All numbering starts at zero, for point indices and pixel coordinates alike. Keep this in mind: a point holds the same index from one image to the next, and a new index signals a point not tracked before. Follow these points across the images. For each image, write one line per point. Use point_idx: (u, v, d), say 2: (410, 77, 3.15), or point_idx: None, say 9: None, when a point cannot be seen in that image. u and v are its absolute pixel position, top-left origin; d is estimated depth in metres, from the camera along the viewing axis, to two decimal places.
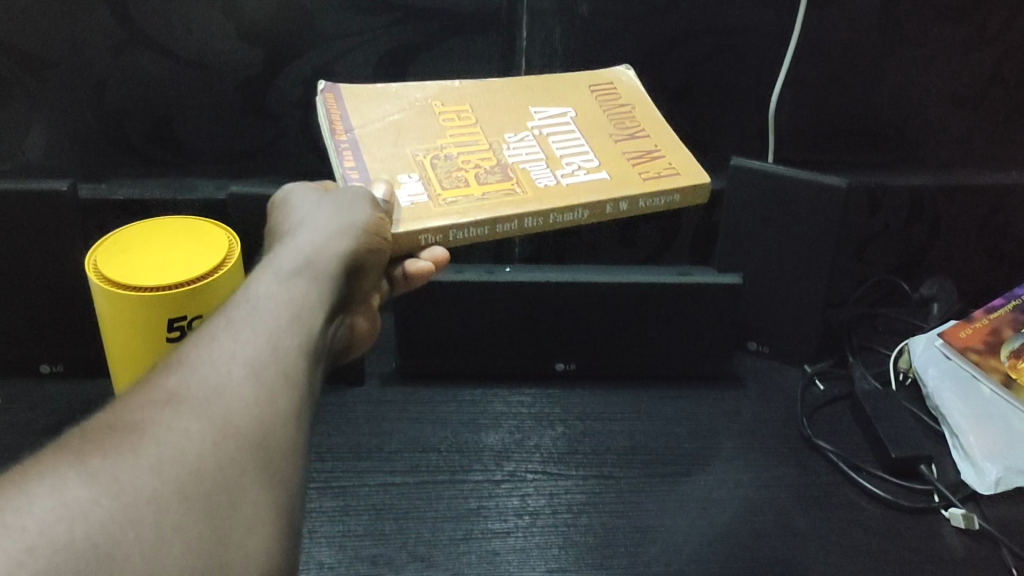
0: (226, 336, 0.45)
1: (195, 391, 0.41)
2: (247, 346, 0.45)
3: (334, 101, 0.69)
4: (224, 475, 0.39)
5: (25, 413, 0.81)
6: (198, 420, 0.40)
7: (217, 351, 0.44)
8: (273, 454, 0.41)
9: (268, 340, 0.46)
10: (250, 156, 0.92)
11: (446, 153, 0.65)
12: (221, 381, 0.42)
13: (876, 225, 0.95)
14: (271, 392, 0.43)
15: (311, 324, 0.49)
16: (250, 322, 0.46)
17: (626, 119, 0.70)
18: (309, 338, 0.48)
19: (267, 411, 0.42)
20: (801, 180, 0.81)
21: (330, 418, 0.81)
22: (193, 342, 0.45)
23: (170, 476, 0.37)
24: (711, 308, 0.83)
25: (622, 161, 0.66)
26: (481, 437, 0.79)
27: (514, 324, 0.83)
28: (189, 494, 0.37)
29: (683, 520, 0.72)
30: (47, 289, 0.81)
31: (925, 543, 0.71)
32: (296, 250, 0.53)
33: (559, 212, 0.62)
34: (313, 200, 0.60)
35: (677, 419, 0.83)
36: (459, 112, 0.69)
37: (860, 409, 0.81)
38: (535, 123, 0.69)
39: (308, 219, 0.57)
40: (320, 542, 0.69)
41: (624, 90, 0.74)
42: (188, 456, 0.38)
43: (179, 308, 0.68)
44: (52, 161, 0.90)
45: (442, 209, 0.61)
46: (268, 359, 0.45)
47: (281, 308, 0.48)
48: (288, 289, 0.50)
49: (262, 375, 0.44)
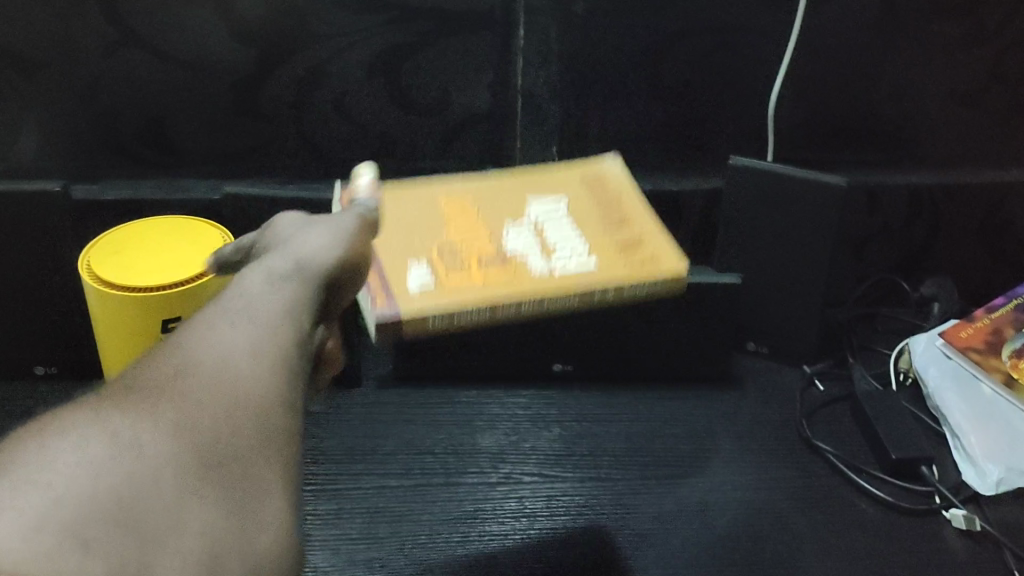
0: (231, 312, 0.46)
1: (205, 361, 0.42)
2: (249, 320, 0.45)
3: (346, 169, 0.69)
4: (236, 440, 0.39)
5: (17, 417, 0.80)
6: (211, 389, 0.41)
7: (224, 325, 0.44)
8: (283, 422, 0.42)
9: (272, 316, 0.46)
10: (244, 157, 0.91)
11: (434, 250, 0.61)
12: (229, 353, 0.43)
13: (876, 224, 0.94)
14: (277, 363, 0.44)
15: (309, 307, 0.49)
16: (251, 300, 0.47)
17: (614, 188, 0.69)
18: (310, 316, 0.48)
19: (276, 383, 0.43)
20: (800, 179, 0.80)
21: (324, 421, 0.81)
22: (198, 320, 0.45)
23: (185, 439, 0.38)
24: (709, 310, 0.82)
25: (607, 249, 0.62)
26: (477, 440, 0.79)
27: (510, 325, 0.83)
28: (204, 457, 0.37)
29: (682, 523, 0.72)
30: (39, 291, 0.80)
31: (926, 546, 0.70)
32: (289, 239, 0.54)
33: (538, 301, 0.58)
34: (303, 202, 0.60)
35: (674, 421, 0.82)
36: (462, 331, 0.70)
37: (860, 409, 0.80)
38: (528, 218, 0.65)
39: (299, 214, 0.57)
40: (315, 546, 0.69)
41: (616, 185, 0.68)
42: (202, 420, 0.39)
43: (172, 309, 0.67)
44: (45, 162, 0.89)
45: (421, 297, 0.57)
46: (274, 335, 0.45)
47: (280, 285, 0.48)
48: (287, 274, 0.50)
49: (269, 348, 0.44)
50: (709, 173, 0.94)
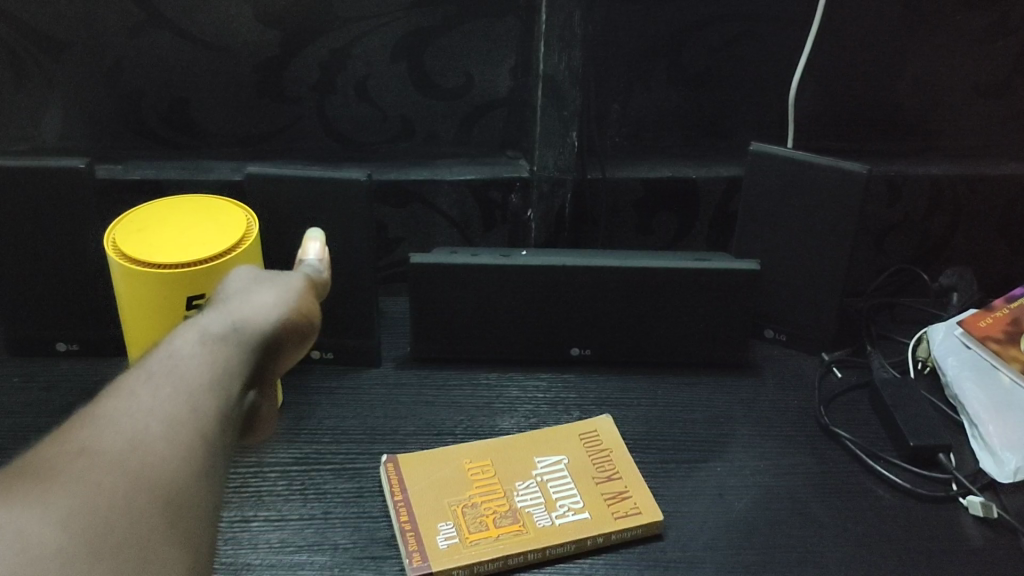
0: (146, 388, 0.44)
1: (110, 441, 0.41)
2: (164, 401, 0.44)
3: (322, 258, 0.68)
4: (136, 529, 0.38)
5: (40, 393, 0.81)
6: (114, 471, 0.39)
7: (134, 403, 0.43)
8: (190, 508, 0.40)
9: (190, 396, 0.45)
10: (266, 139, 0.91)
11: None
12: (139, 432, 0.42)
13: (895, 214, 0.94)
14: (192, 446, 0.43)
15: (233, 385, 0.48)
16: (170, 378, 0.45)
17: (612, 464, 0.74)
18: (231, 400, 0.47)
19: (185, 465, 0.41)
20: (821, 166, 0.81)
21: (344, 401, 0.81)
22: (110, 394, 0.44)
23: (76, 529, 0.36)
24: (728, 295, 0.82)
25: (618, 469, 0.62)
26: (496, 422, 0.79)
27: (531, 308, 0.83)
28: (95, 550, 0.36)
29: (700, 506, 0.72)
30: (64, 269, 0.81)
31: (943, 533, 0.70)
32: (228, 314, 0.53)
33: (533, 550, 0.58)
34: (253, 277, 0.60)
35: (693, 406, 0.82)
36: (483, 468, 0.73)
37: (878, 397, 0.80)
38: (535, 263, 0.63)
39: (250, 288, 0.57)
40: (335, 523, 0.69)
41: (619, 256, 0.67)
42: (98, 509, 0.38)
43: (199, 286, 0.68)
44: (69, 142, 0.90)
45: None
46: (187, 413, 0.44)
47: (198, 375, 0.47)
48: (212, 351, 0.49)
49: (180, 429, 0.43)
50: (730, 160, 0.94)
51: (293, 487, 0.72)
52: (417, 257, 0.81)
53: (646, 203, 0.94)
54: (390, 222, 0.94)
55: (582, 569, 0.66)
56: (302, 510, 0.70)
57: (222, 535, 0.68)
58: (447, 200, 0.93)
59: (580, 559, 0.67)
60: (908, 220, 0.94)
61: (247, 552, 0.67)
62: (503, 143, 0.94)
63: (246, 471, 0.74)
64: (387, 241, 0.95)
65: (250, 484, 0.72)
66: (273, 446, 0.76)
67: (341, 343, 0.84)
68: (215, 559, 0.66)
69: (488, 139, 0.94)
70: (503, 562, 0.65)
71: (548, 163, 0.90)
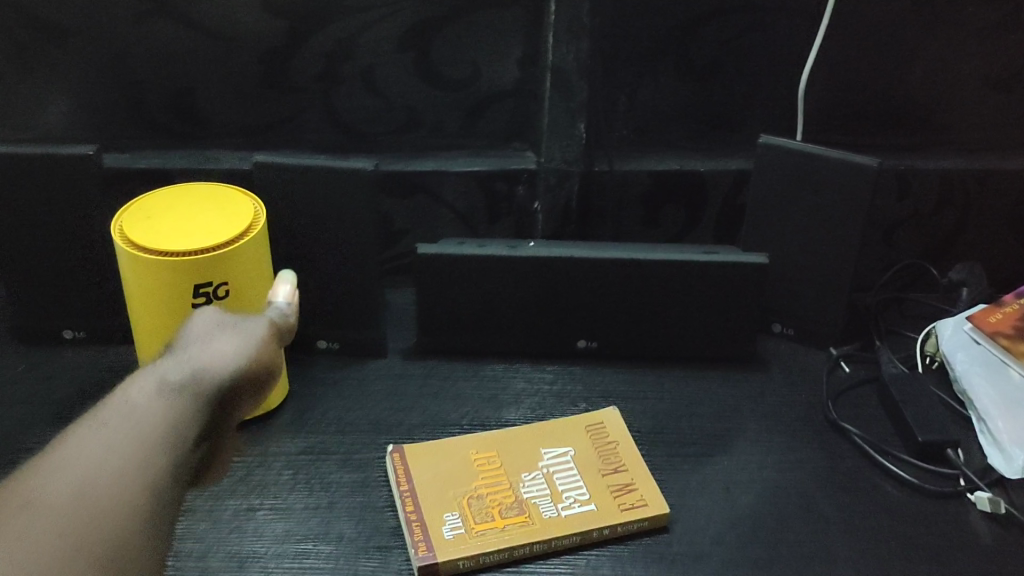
0: (92, 447, 0.44)
1: (45, 508, 0.40)
2: (109, 462, 0.43)
3: (291, 300, 0.67)
4: None
5: (45, 381, 0.81)
6: (54, 542, 0.39)
7: (74, 466, 0.42)
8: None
9: (140, 456, 0.44)
10: (273, 129, 0.91)
11: None
12: (76, 498, 0.41)
13: (903, 209, 0.94)
14: (133, 513, 0.42)
15: (184, 441, 0.47)
16: (115, 437, 0.45)
17: (618, 455, 0.74)
18: (177, 462, 0.46)
19: (118, 539, 0.41)
20: (831, 159, 0.80)
21: (350, 392, 0.81)
22: (44, 458, 0.43)
23: None
24: (735, 288, 0.82)
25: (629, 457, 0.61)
26: (502, 414, 0.79)
27: (537, 300, 0.83)
28: None
29: (706, 500, 0.72)
30: (69, 257, 0.81)
31: (951, 528, 0.70)
32: (185, 364, 0.52)
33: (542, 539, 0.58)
34: (217, 322, 0.58)
35: (700, 399, 0.82)
36: (489, 459, 0.72)
37: (886, 392, 0.80)
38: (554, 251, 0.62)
39: (213, 334, 0.57)
40: (340, 513, 0.69)
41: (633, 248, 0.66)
42: None
43: (206, 272, 0.68)
44: (75, 131, 0.89)
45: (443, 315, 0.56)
46: (131, 476, 0.43)
47: (141, 437, 0.45)
48: (163, 405, 0.48)
49: (124, 493, 0.42)
50: (738, 153, 0.94)
51: (298, 477, 0.72)
52: (423, 248, 0.81)
53: (653, 196, 0.94)
54: (395, 213, 0.94)
55: (588, 561, 0.66)
56: (308, 500, 0.70)
57: (228, 525, 0.68)
58: (454, 191, 0.93)
59: (586, 551, 0.67)
60: (916, 214, 0.94)
61: (253, 541, 0.67)
62: (510, 134, 0.94)
63: (251, 461, 0.73)
64: (393, 232, 0.95)
65: (255, 473, 0.72)
66: (278, 437, 0.76)
67: (347, 334, 0.84)
68: (221, 548, 0.66)
69: (495, 130, 0.94)
70: (509, 553, 0.65)
71: (554, 156, 0.90)
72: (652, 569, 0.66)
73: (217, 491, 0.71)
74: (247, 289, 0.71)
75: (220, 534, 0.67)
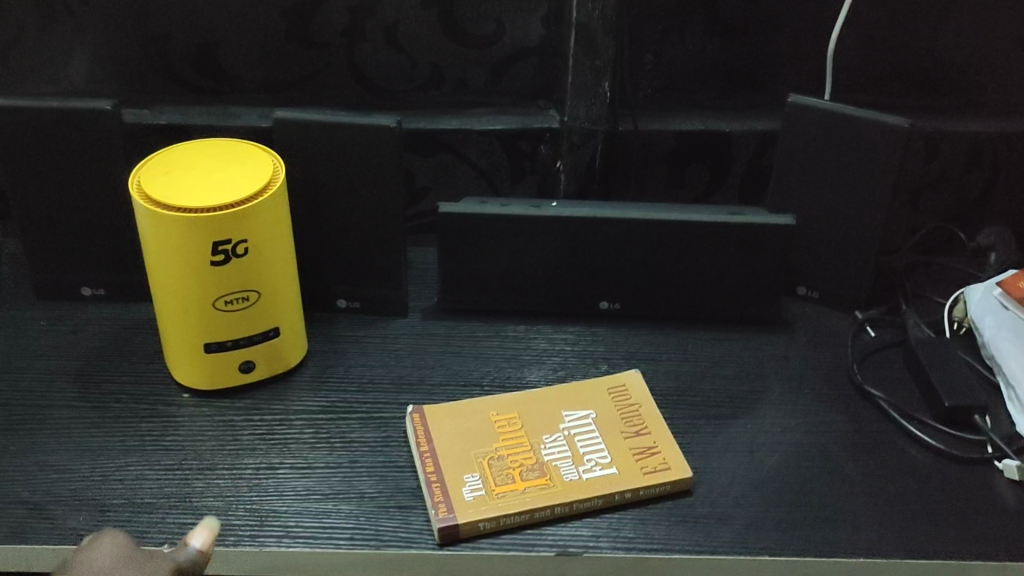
0: None
1: None
2: None
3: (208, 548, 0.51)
4: None
5: (68, 336, 0.81)
6: None
7: None
8: None
9: None
10: (294, 85, 0.90)
11: None
12: None
13: (933, 171, 0.92)
14: None
15: None
16: None
17: (640, 418, 0.73)
18: None
19: None
20: (861, 120, 0.79)
21: (372, 350, 0.81)
22: None
23: None
24: (761, 250, 0.81)
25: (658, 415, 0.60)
26: (524, 374, 0.78)
27: (559, 260, 0.82)
28: None
29: (730, 462, 0.71)
30: (92, 212, 0.81)
31: (978, 494, 0.69)
32: None
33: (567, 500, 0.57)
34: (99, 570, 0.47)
35: (724, 361, 0.81)
36: (510, 421, 0.72)
37: (914, 356, 0.79)
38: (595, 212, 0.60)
39: None
40: (361, 472, 0.69)
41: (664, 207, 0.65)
42: None
43: (225, 230, 0.67)
44: (96, 86, 0.89)
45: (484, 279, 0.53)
46: None
47: None
48: None
49: None
50: (766, 114, 0.92)
51: (319, 436, 0.72)
52: (446, 206, 0.80)
53: (678, 156, 0.92)
54: (417, 171, 0.93)
55: (610, 523, 0.66)
56: (328, 459, 0.70)
57: (248, 483, 0.68)
58: (476, 149, 0.92)
59: (608, 514, 0.66)
60: (946, 177, 0.92)
61: (273, 499, 0.66)
62: (534, 93, 0.93)
63: (272, 419, 0.73)
64: (415, 190, 0.94)
65: (276, 432, 0.72)
66: (300, 395, 0.76)
67: (368, 292, 0.83)
68: (241, 505, 0.66)
69: (519, 88, 0.92)
70: (529, 515, 0.65)
71: (579, 115, 0.87)
72: (675, 531, 0.65)
73: (239, 449, 0.71)
74: (266, 247, 0.71)
75: (240, 491, 0.67)
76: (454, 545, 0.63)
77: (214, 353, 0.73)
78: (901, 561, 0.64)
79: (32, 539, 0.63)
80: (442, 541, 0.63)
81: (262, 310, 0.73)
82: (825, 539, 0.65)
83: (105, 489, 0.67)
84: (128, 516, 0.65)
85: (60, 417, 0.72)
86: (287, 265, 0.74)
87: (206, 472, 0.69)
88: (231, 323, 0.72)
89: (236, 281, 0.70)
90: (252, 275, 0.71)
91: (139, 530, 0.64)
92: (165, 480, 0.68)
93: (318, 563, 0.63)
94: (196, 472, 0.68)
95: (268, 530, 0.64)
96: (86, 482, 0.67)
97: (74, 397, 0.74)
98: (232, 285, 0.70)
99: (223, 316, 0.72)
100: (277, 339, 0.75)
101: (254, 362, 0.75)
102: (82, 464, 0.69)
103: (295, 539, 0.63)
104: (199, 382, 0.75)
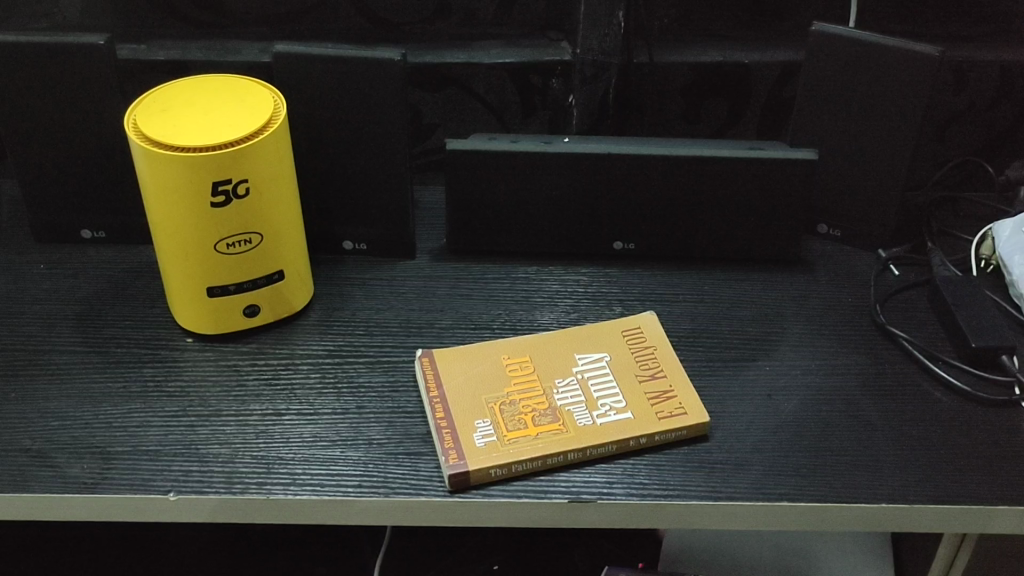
0: None
1: None
2: None
3: None
4: None
5: (68, 280, 0.79)
6: None
7: None
8: None
9: None
10: (295, 18, 0.87)
11: None
12: None
13: (961, 103, 0.88)
14: None
15: None
16: None
17: (656, 362, 0.71)
18: None
19: None
20: (890, 49, 0.75)
21: (379, 293, 0.78)
22: None
23: None
24: (783, 185, 0.78)
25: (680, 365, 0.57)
26: (536, 316, 0.76)
27: (572, 199, 0.79)
28: None
29: (748, 406, 0.69)
30: (90, 152, 0.78)
31: (1003, 437, 0.67)
32: None
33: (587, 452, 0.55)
34: None
35: (741, 302, 0.79)
36: (522, 364, 0.70)
37: (938, 295, 0.77)
38: None
39: None
40: (368, 418, 0.67)
41: None
42: None
43: (225, 169, 0.65)
44: (92, 20, 0.86)
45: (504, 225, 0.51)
46: None
47: None
48: None
49: None
50: (786, 44, 0.88)
51: (325, 381, 0.70)
52: (454, 143, 0.77)
53: (696, 90, 0.89)
54: (424, 107, 0.90)
55: (624, 470, 0.64)
56: (335, 405, 0.68)
57: (254, 429, 0.66)
58: (484, 84, 0.88)
59: (623, 460, 0.65)
60: (974, 109, 0.89)
61: (280, 446, 0.65)
62: (545, 24, 0.89)
63: (277, 365, 0.72)
64: (422, 127, 0.91)
65: (282, 377, 0.70)
66: (305, 339, 0.74)
67: (375, 233, 0.81)
68: (247, 452, 0.64)
69: (529, 18, 0.89)
70: (542, 462, 0.63)
71: (591, 46, 0.83)
72: (691, 477, 0.63)
73: (244, 395, 0.69)
74: (268, 187, 0.68)
75: (246, 439, 0.65)
76: (465, 493, 0.62)
77: (216, 297, 0.71)
78: (923, 507, 0.62)
79: (34, 486, 0.61)
80: (453, 488, 0.62)
81: (263, 253, 0.71)
82: (845, 484, 0.63)
83: (109, 436, 0.65)
84: (132, 464, 0.63)
85: (63, 363, 0.71)
86: (290, 206, 0.71)
87: (210, 418, 0.67)
88: (232, 266, 0.70)
89: (238, 223, 0.68)
90: (253, 217, 0.68)
91: (143, 478, 0.62)
92: (170, 427, 0.66)
93: (325, 510, 0.62)
94: (201, 419, 0.67)
95: (274, 478, 0.62)
96: (88, 429, 0.66)
97: (76, 343, 0.73)
98: (233, 227, 0.68)
99: (224, 259, 0.69)
100: (281, 282, 0.73)
101: (259, 306, 0.73)
102: (84, 410, 0.67)
103: (302, 486, 0.62)
104: (201, 326, 0.73)
